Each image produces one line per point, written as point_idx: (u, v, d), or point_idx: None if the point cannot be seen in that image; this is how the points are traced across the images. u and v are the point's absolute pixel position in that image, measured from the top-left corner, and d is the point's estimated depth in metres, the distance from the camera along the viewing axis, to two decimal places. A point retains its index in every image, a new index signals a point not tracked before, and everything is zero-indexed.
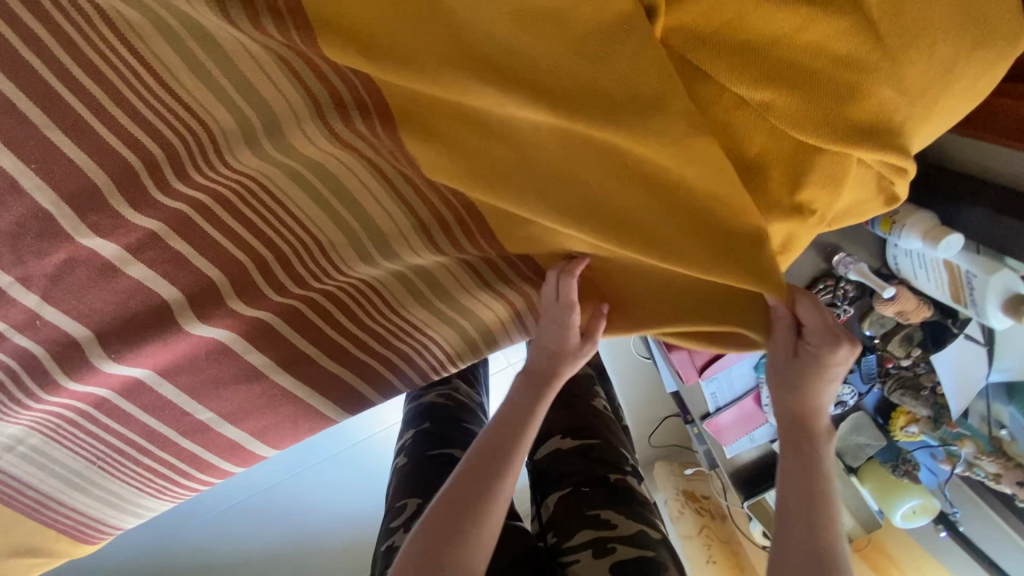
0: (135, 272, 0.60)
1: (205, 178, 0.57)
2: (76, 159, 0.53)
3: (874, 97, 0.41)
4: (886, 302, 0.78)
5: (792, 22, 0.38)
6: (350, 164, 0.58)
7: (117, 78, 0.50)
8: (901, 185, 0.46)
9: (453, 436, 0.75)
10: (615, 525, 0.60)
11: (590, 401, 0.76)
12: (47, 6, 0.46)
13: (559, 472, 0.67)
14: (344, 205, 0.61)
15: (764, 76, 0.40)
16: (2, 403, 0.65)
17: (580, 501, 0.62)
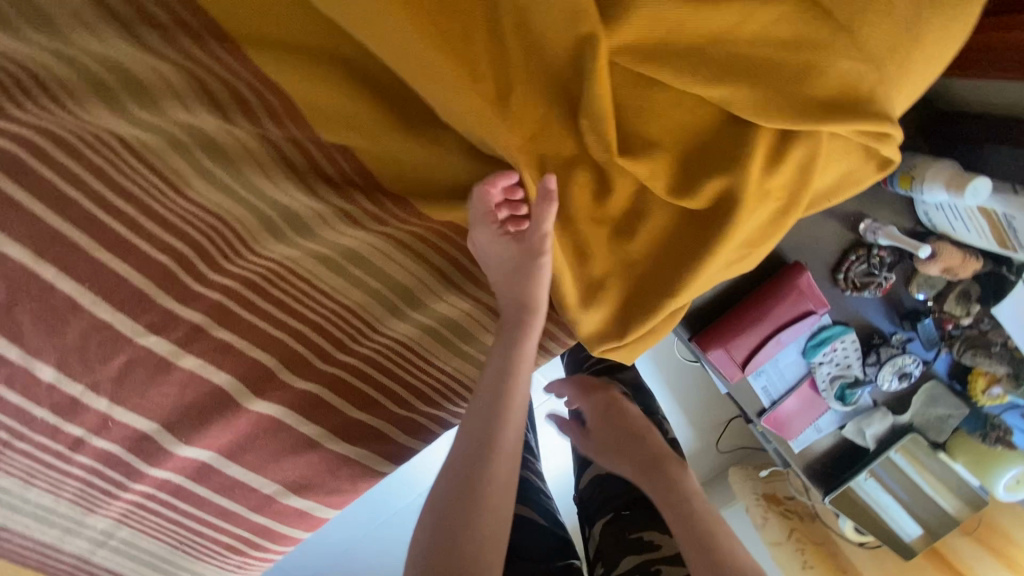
0: (188, 364, 0.64)
1: (236, 267, 0.62)
2: (122, 272, 0.58)
3: (833, 71, 0.42)
4: (928, 262, 0.73)
5: (733, 18, 0.39)
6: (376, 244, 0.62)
7: (144, 194, 0.56)
8: (888, 148, 0.46)
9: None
10: (660, 546, 0.58)
11: None
12: (78, 145, 0.53)
13: (603, 499, 0.66)
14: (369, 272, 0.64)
15: (716, 75, 0.41)
16: (97, 495, 0.72)
17: (622, 526, 0.62)
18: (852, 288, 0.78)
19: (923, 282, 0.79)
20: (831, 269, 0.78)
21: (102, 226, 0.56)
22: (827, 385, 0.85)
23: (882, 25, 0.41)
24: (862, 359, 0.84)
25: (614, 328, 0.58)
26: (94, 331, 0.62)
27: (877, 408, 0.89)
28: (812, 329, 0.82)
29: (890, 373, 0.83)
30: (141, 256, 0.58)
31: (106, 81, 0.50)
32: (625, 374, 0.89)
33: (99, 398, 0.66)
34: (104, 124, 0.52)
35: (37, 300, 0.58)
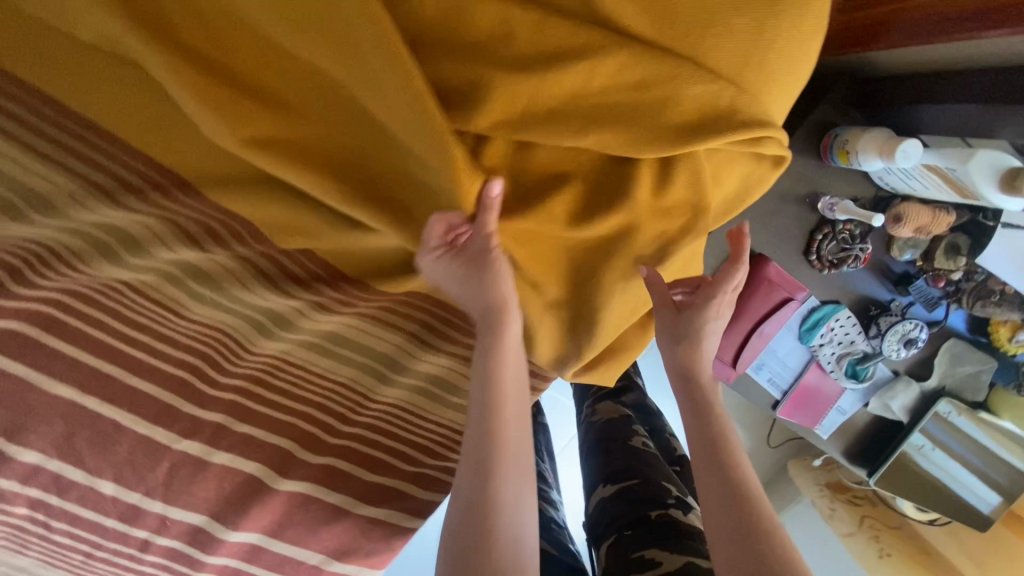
0: (221, 458, 0.70)
1: (239, 368, 0.71)
2: (149, 390, 0.66)
3: (687, 93, 0.45)
4: (897, 225, 0.73)
5: (580, 77, 0.44)
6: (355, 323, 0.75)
7: (153, 321, 0.66)
8: (771, 147, 0.49)
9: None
10: (660, 563, 0.60)
11: (627, 441, 0.80)
12: (91, 291, 0.62)
13: (608, 519, 0.71)
14: (353, 349, 0.76)
15: (581, 125, 0.46)
16: None
17: (625, 545, 0.65)
18: (828, 267, 0.77)
19: (905, 244, 0.77)
20: (802, 252, 0.78)
21: (125, 355, 0.65)
22: (834, 366, 0.84)
23: (726, 43, 0.45)
24: (864, 334, 0.82)
25: (569, 352, 0.63)
26: (140, 442, 0.66)
27: (899, 378, 0.86)
28: (801, 315, 0.81)
29: (895, 342, 0.80)
30: (161, 375, 0.67)
31: (110, 243, 0.62)
32: (628, 396, 0.94)
33: (154, 501, 0.69)
34: (110, 275, 0.63)
35: (89, 427, 0.64)
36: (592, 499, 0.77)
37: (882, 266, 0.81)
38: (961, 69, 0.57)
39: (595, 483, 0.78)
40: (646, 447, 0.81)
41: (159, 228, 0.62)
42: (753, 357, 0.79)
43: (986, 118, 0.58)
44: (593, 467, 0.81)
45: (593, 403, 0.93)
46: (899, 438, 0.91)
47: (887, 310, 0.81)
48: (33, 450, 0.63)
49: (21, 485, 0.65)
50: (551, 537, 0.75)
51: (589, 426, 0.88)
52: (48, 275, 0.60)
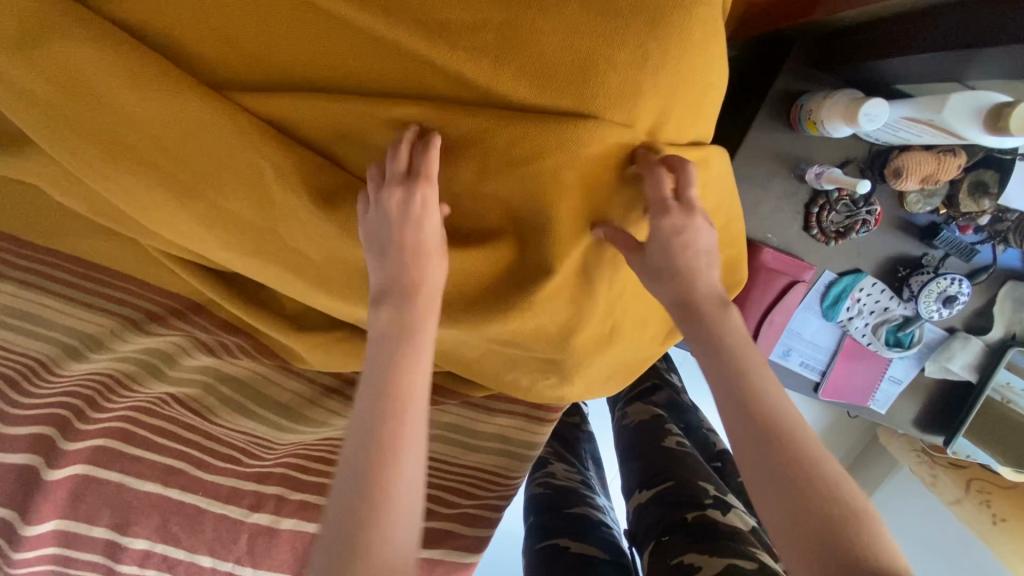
0: (289, 524, 0.78)
1: (274, 456, 0.79)
2: (215, 477, 0.77)
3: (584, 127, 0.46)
4: (902, 180, 0.66)
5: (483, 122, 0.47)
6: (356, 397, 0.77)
7: (202, 423, 0.76)
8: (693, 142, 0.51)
9: (553, 528, 0.79)
10: (701, 567, 0.58)
11: (662, 442, 0.80)
12: (151, 405, 0.74)
13: (646, 526, 0.70)
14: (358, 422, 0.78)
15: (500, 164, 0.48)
16: None
17: (664, 551, 0.63)
18: (835, 237, 0.72)
19: (919, 197, 0.70)
20: (803, 228, 0.73)
21: (187, 451, 0.76)
22: (872, 337, 0.77)
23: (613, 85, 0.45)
24: (897, 297, 0.75)
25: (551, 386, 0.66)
26: (220, 519, 0.77)
27: (954, 335, 0.78)
28: (821, 292, 0.76)
29: (932, 302, 0.73)
30: (220, 461, 0.77)
31: (155, 363, 0.73)
32: (657, 395, 0.94)
33: (245, 567, 0.78)
34: (159, 390, 0.73)
35: (177, 512, 0.77)
36: (631, 506, 0.76)
37: (904, 222, 0.73)
38: (918, 10, 0.52)
39: (632, 490, 0.77)
40: (682, 446, 0.79)
41: (187, 343, 0.72)
42: (770, 347, 0.75)
43: (954, 64, 0.51)
44: (628, 475, 0.80)
45: (623, 406, 0.94)
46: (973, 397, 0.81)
47: (919, 267, 0.74)
48: (142, 537, 0.77)
49: (140, 568, 0.78)
50: (599, 544, 0.76)
51: (621, 432, 0.88)
52: (116, 399, 0.73)
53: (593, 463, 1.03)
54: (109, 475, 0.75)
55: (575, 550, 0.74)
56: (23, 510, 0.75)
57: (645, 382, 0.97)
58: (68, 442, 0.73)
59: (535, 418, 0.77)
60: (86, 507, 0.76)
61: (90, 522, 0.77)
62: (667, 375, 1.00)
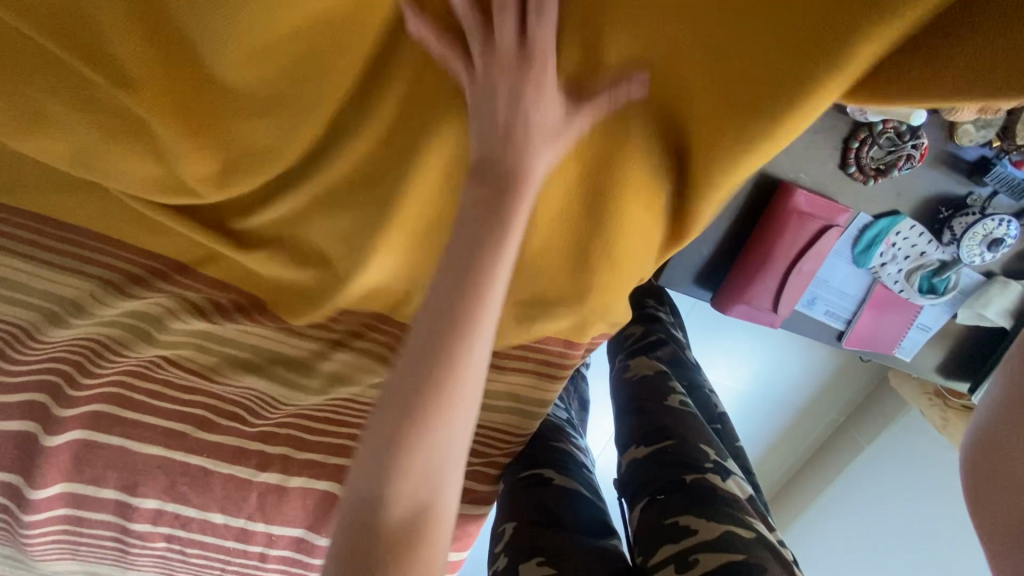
0: (298, 482, 0.75)
1: (280, 415, 0.75)
2: (218, 438, 0.74)
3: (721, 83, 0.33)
4: (958, 109, 0.59)
5: None
6: (362, 360, 0.73)
7: (197, 385, 0.72)
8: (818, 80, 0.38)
9: (540, 456, 0.77)
10: (698, 531, 0.57)
11: (663, 401, 0.76)
12: (141, 369, 0.70)
13: (639, 482, 0.68)
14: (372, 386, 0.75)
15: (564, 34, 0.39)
16: None
17: (660, 509, 0.62)
18: (874, 175, 0.65)
19: (972, 127, 0.63)
20: (839, 166, 0.66)
21: (188, 415, 0.73)
22: (904, 283, 0.73)
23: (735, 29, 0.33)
24: (936, 242, 0.70)
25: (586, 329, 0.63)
26: (229, 479, 0.75)
27: (993, 281, 0.73)
28: (854, 236, 0.70)
29: (976, 246, 0.68)
30: (223, 424, 0.73)
31: (142, 327, 0.68)
32: (661, 350, 0.89)
33: (257, 522, 0.77)
34: (149, 354, 0.69)
35: (184, 474, 0.75)
36: (625, 459, 0.73)
37: (950, 157, 0.66)
38: None
39: (627, 444, 0.74)
40: (685, 405, 0.76)
41: (176, 306, 0.67)
42: (799, 295, 0.70)
43: None
44: (623, 426, 0.77)
45: (625, 358, 0.89)
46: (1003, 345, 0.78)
47: (963, 208, 0.68)
48: (151, 498, 0.76)
49: (154, 525, 0.79)
50: (581, 481, 0.75)
51: (620, 383, 0.84)
52: (105, 363, 0.69)
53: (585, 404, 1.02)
54: (109, 439, 0.72)
55: (559, 482, 0.72)
56: (27, 475, 0.74)
57: (650, 336, 0.92)
58: (62, 409, 0.70)
59: (546, 374, 0.73)
60: (91, 470, 0.74)
61: (98, 484, 0.76)
62: (672, 330, 0.96)
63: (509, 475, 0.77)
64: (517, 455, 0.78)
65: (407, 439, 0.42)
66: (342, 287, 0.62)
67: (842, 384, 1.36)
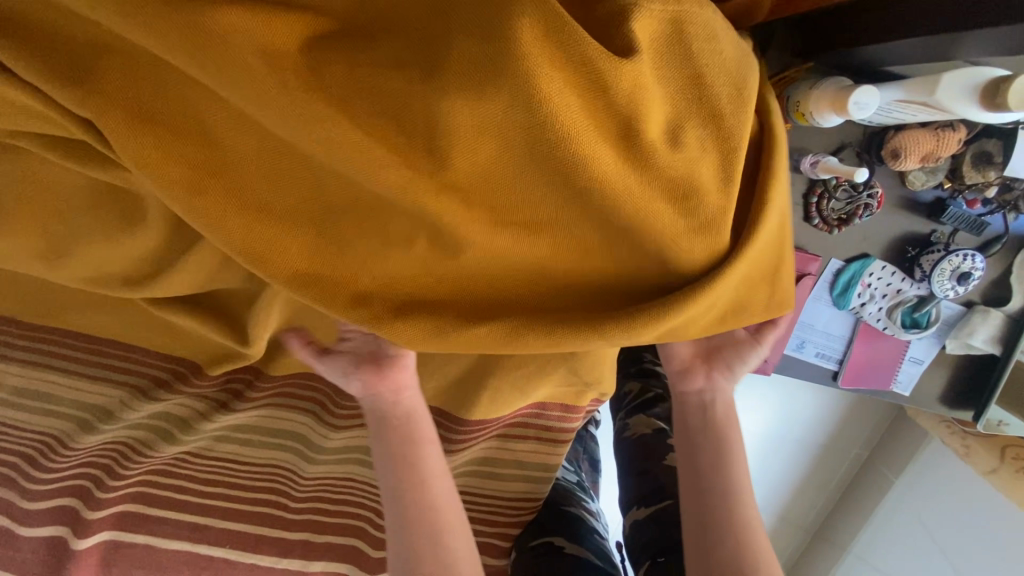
0: (318, 566, 0.77)
1: (300, 497, 0.76)
2: (241, 527, 0.76)
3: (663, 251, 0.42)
4: (900, 161, 0.64)
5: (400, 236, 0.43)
6: (368, 434, 0.74)
7: (219, 475, 0.75)
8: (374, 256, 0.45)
9: (550, 523, 0.78)
10: None
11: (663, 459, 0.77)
12: (170, 467, 0.74)
13: (642, 543, 0.70)
14: (377, 462, 0.74)
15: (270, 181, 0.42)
16: None
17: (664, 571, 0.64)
18: (837, 225, 0.70)
19: (920, 173, 0.67)
20: (804, 219, 0.71)
21: (208, 508, 0.76)
22: (887, 320, 0.75)
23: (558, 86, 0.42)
24: (908, 279, 0.73)
25: (580, 385, 0.68)
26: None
27: (972, 310, 0.75)
28: (830, 280, 0.74)
29: (946, 281, 0.71)
30: (242, 511, 0.76)
31: (167, 427, 0.71)
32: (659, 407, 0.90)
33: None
34: (173, 453, 0.72)
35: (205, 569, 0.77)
36: (628, 520, 0.76)
37: (907, 201, 0.71)
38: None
39: (629, 505, 0.77)
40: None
41: (198, 405, 0.70)
42: (784, 343, 0.73)
43: (939, 48, 0.49)
44: (627, 484, 0.80)
45: (624, 417, 0.91)
46: (997, 372, 0.79)
47: (929, 245, 0.72)
48: None
49: None
50: (592, 549, 0.76)
51: (622, 445, 0.86)
52: (131, 466, 0.73)
53: (595, 462, 1.03)
54: (136, 538, 0.75)
55: (570, 551, 0.73)
56: None
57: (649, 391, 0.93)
58: (91, 512, 0.73)
59: (548, 439, 0.74)
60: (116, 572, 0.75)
61: None
62: None
63: (518, 546, 0.78)
64: (528, 522, 0.79)
65: (417, 503, 0.55)
66: None
67: (859, 419, 1.34)
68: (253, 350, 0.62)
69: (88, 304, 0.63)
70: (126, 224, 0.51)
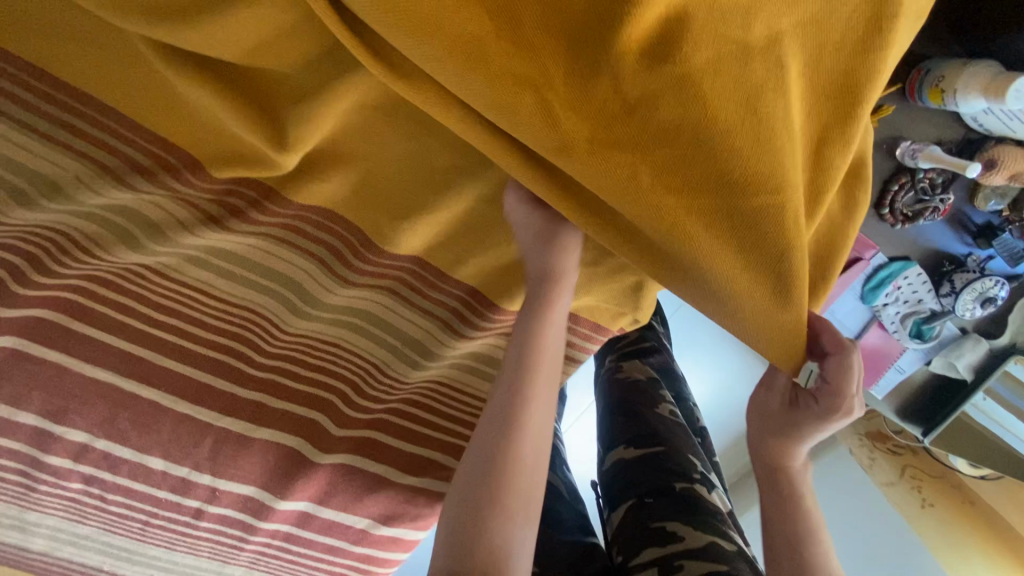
0: (264, 433, 0.63)
1: (273, 350, 0.65)
2: (187, 372, 0.61)
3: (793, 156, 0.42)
4: (990, 174, 0.64)
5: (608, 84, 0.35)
6: (376, 298, 0.66)
7: (180, 305, 0.61)
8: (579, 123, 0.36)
9: None
10: (683, 538, 0.59)
11: (653, 410, 0.76)
12: (116, 279, 0.58)
13: (629, 481, 0.69)
14: (377, 327, 0.68)
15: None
16: (225, 545, 0.67)
17: (646, 512, 0.63)
18: (901, 220, 0.70)
19: (992, 193, 0.69)
20: (874, 206, 0.70)
21: (156, 339, 0.60)
22: (897, 326, 0.79)
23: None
24: (934, 291, 0.75)
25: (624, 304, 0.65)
26: (182, 422, 0.60)
27: (966, 336, 0.80)
28: (865, 274, 0.75)
29: (970, 301, 0.74)
30: (191, 355, 0.61)
31: (129, 229, 0.58)
32: (653, 357, 0.89)
33: (202, 474, 0.62)
34: (130, 261, 0.59)
35: (132, 407, 0.58)
36: (610, 459, 0.74)
37: (960, 218, 0.73)
38: None
39: (615, 442, 0.75)
40: (674, 416, 0.77)
41: (181, 212, 0.56)
42: None
43: None
44: (611, 424, 0.79)
45: (616, 359, 0.89)
46: (960, 397, 0.85)
47: (962, 266, 0.74)
48: (79, 430, 0.57)
49: (74, 463, 0.59)
50: (562, 479, 0.76)
51: (612, 384, 0.85)
52: (68, 263, 0.56)
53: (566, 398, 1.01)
54: (47, 354, 0.55)
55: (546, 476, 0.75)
56: None
57: (644, 342, 0.92)
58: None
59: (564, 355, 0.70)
60: (12, 387, 0.54)
61: (15, 407, 0.55)
62: (662, 339, 0.97)
63: None
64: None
65: (535, 378, 0.52)
66: (393, 219, 0.58)
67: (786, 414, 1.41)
68: (285, 161, 0.50)
69: (68, 37, 0.48)
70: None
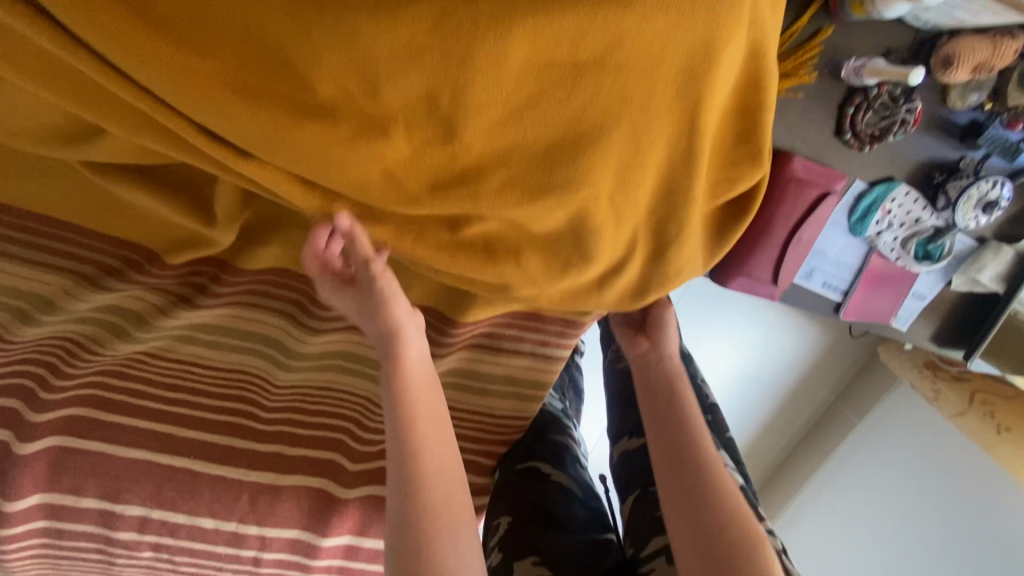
0: (292, 480, 0.67)
1: (273, 403, 0.69)
2: (206, 437, 0.66)
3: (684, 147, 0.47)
4: (951, 71, 0.63)
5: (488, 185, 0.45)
6: (349, 336, 0.70)
7: (184, 379, 0.66)
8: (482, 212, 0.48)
9: (537, 446, 0.73)
10: None
11: None
12: (125, 368, 0.64)
13: (629, 474, 0.69)
14: (358, 364, 0.71)
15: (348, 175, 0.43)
16: None
17: (651, 502, 0.63)
18: (869, 141, 0.69)
19: (966, 89, 0.65)
20: (835, 133, 0.69)
21: (169, 415, 0.65)
22: (901, 252, 0.78)
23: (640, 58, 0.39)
24: (930, 207, 0.74)
25: None
26: (217, 482, 0.65)
27: (985, 246, 0.78)
28: (850, 204, 0.75)
29: (971, 210, 0.72)
30: (204, 421, 0.66)
31: (120, 323, 0.64)
32: None
33: (249, 525, 0.67)
34: (127, 351, 0.64)
35: (170, 477, 0.64)
36: (616, 451, 0.74)
37: (942, 122, 0.69)
38: None
39: (620, 434, 0.75)
40: None
41: (155, 299, 0.65)
42: (796, 267, 0.78)
43: None
44: (617, 414, 0.78)
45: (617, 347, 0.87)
46: (998, 310, 0.83)
47: (956, 172, 0.72)
48: (135, 505, 0.64)
49: (139, 534, 0.66)
50: (575, 478, 0.72)
51: (612, 374, 0.83)
52: (80, 363, 0.63)
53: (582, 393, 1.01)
54: (87, 446, 0.62)
55: (556, 478, 0.70)
56: None
57: None
58: (34, 415, 0.61)
59: (542, 355, 0.71)
60: (69, 478, 0.63)
61: (78, 495, 0.64)
62: None
63: (504, 473, 0.72)
64: (513, 446, 0.74)
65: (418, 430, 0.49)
66: None
67: (832, 362, 1.33)
68: (221, 235, 0.55)
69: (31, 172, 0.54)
70: (38, 70, 0.39)
